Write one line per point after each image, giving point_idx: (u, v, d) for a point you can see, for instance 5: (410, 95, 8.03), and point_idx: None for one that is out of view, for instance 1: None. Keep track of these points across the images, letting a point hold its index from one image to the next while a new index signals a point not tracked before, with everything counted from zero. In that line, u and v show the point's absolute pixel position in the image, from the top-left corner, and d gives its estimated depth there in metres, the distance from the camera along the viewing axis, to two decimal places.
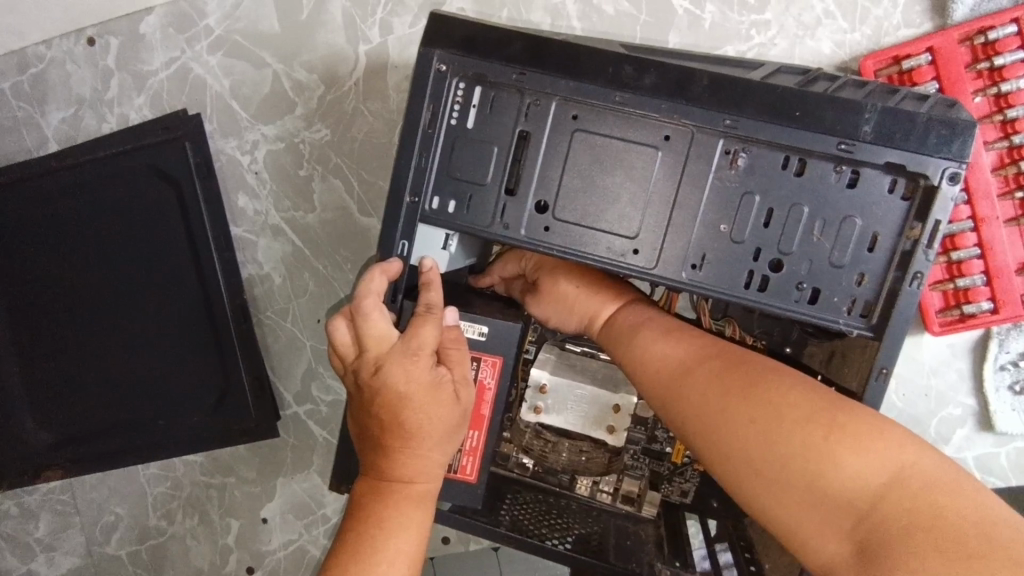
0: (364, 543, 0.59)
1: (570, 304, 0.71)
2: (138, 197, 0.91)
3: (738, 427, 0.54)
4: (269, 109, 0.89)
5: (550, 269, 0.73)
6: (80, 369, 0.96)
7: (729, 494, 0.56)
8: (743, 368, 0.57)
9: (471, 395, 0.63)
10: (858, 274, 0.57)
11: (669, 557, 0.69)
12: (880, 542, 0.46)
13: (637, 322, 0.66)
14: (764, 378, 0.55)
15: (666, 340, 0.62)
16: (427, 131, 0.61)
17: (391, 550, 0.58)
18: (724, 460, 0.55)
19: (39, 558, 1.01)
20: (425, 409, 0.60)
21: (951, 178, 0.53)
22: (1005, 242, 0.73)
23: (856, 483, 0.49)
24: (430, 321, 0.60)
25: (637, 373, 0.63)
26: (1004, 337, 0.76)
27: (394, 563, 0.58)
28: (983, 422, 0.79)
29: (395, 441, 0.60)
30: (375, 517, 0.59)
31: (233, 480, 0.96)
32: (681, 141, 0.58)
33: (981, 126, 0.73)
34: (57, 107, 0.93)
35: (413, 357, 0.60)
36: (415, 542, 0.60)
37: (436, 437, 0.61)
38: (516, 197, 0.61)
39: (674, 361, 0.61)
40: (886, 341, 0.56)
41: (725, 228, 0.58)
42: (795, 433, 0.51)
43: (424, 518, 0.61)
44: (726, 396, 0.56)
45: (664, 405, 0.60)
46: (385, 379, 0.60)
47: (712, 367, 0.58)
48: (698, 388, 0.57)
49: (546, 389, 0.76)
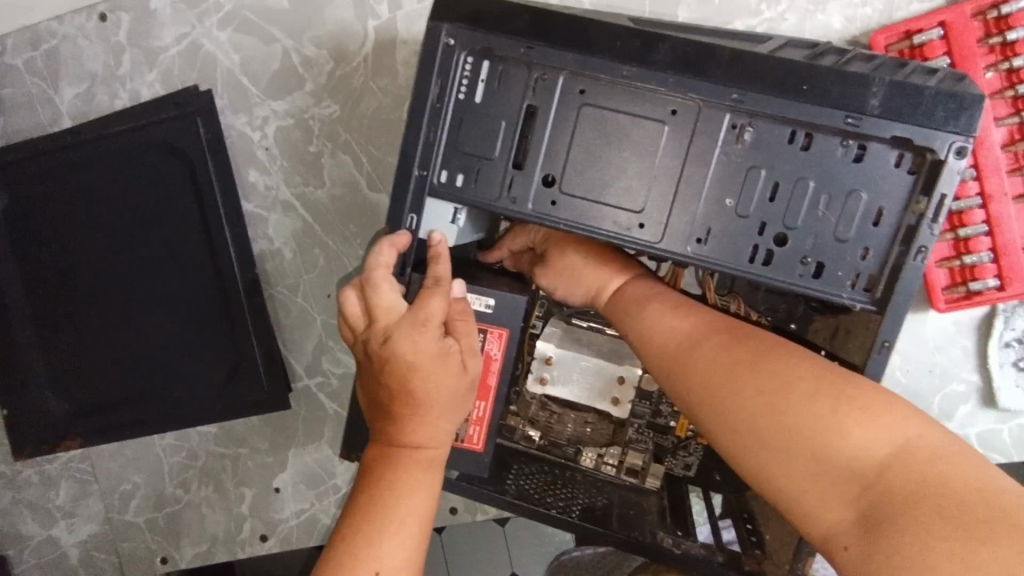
0: (375, 504, 0.60)
1: (574, 277, 0.72)
2: (152, 172, 0.92)
3: (745, 398, 0.55)
4: (279, 85, 0.90)
5: (557, 240, 0.74)
6: (97, 341, 0.98)
7: (732, 464, 0.56)
8: (750, 341, 0.58)
9: (478, 364, 0.65)
10: (862, 248, 0.57)
11: (670, 527, 0.73)
12: (884, 509, 0.48)
13: (642, 296, 0.66)
14: (770, 351, 0.56)
15: (672, 313, 0.63)
16: (435, 105, 0.61)
17: (403, 514, 0.60)
18: (729, 430, 0.55)
19: (60, 525, 1.03)
20: (433, 378, 0.61)
21: (957, 152, 0.53)
22: (1013, 219, 0.73)
23: (863, 452, 0.50)
24: (438, 293, 0.61)
25: (641, 345, 0.63)
26: (1010, 315, 0.76)
27: (405, 522, 0.60)
28: (987, 398, 0.78)
29: (404, 407, 0.62)
30: (386, 482, 0.61)
31: (247, 450, 0.99)
32: (687, 116, 0.58)
33: (992, 102, 0.73)
34: (70, 84, 0.94)
35: (421, 327, 0.61)
36: (426, 503, 0.62)
37: (445, 404, 0.62)
38: (523, 171, 0.61)
39: (680, 333, 0.61)
40: (889, 315, 0.57)
41: (730, 202, 0.59)
42: (803, 404, 0.52)
43: (434, 485, 0.63)
44: (733, 367, 0.56)
45: (669, 376, 0.60)
46: (395, 347, 0.61)
47: (721, 340, 0.59)
48: (707, 359, 0.58)
49: (551, 361, 0.77)
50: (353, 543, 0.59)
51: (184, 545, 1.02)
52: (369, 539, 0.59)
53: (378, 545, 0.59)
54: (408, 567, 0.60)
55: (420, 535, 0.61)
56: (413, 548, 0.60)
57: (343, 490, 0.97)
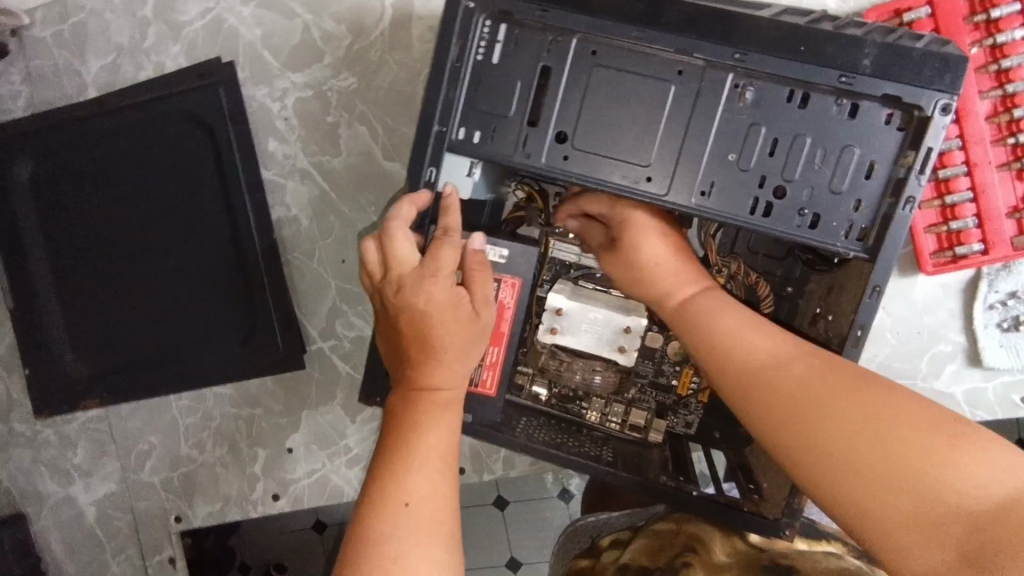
0: (399, 442, 0.64)
1: (648, 275, 0.72)
2: (175, 140, 0.96)
3: (840, 419, 0.54)
4: (299, 57, 0.93)
5: (637, 229, 0.71)
6: (117, 304, 1.01)
7: (818, 495, 0.54)
8: (846, 368, 0.57)
9: (491, 316, 0.68)
10: (855, 200, 0.61)
11: (673, 473, 0.77)
12: (996, 552, 0.44)
13: (721, 312, 0.66)
14: (870, 379, 0.56)
15: (760, 334, 0.63)
16: (455, 65, 0.65)
17: (427, 451, 0.64)
18: (817, 454, 0.54)
19: (77, 484, 1.07)
20: (444, 326, 0.65)
21: (943, 109, 0.57)
22: (996, 186, 0.77)
23: (977, 491, 0.47)
24: (448, 245, 0.66)
25: (723, 360, 0.63)
26: (994, 277, 0.80)
27: (428, 461, 0.64)
28: (972, 358, 0.82)
29: (420, 352, 0.65)
30: (408, 422, 0.65)
31: (261, 412, 1.02)
32: (693, 76, 0.62)
33: (977, 76, 0.77)
34: (96, 55, 0.98)
35: (432, 277, 0.65)
36: (447, 445, 0.65)
37: (458, 350, 0.66)
38: (537, 128, 0.66)
39: (765, 353, 0.61)
40: (880, 262, 0.61)
41: (732, 157, 0.63)
42: (911, 432, 0.51)
43: (453, 424, 0.66)
44: (830, 389, 0.56)
45: (753, 391, 0.60)
46: (414, 299, 0.65)
47: (816, 363, 0.58)
48: (795, 380, 0.58)
49: (562, 312, 0.81)
50: (382, 478, 0.63)
51: (198, 504, 1.04)
52: (396, 474, 0.63)
53: (405, 480, 0.62)
54: (434, 500, 0.62)
55: (445, 473, 0.64)
56: (439, 483, 0.63)
57: (354, 450, 1.00)
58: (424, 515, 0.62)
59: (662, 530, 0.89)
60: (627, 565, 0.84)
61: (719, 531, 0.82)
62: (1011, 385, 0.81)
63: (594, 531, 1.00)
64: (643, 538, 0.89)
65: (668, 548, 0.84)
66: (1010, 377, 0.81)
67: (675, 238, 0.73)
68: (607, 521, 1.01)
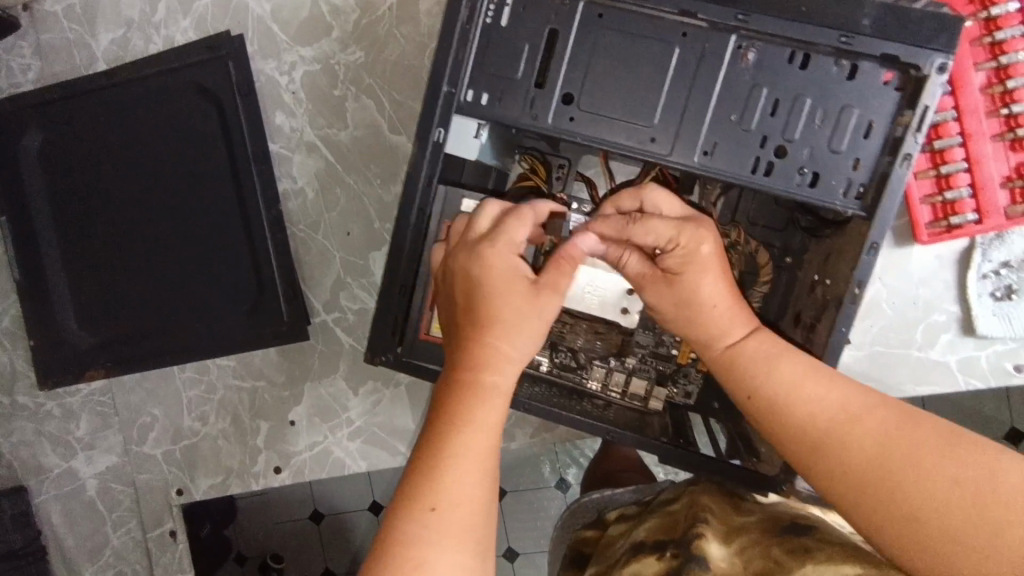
0: (443, 439, 0.59)
1: (701, 313, 0.67)
2: (185, 113, 0.98)
3: (925, 478, 0.54)
4: (308, 31, 0.95)
5: (694, 263, 0.67)
6: (125, 275, 1.03)
7: (901, 553, 0.54)
8: (923, 422, 0.57)
9: (556, 307, 0.65)
10: (854, 159, 0.63)
11: (673, 436, 0.78)
12: None
13: (778, 356, 0.64)
14: (949, 435, 0.56)
15: (822, 379, 0.61)
16: (465, 27, 0.66)
17: (464, 448, 0.58)
18: (902, 513, 0.54)
19: (79, 456, 1.08)
20: (501, 297, 0.63)
21: (939, 69, 0.59)
22: (989, 156, 0.80)
23: None
24: (519, 219, 0.65)
25: (787, 414, 0.62)
26: (987, 247, 0.82)
27: (464, 459, 0.58)
28: (966, 327, 0.83)
29: (474, 326, 0.63)
30: (449, 414, 0.60)
31: (264, 384, 1.02)
32: (697, 38, 0.64)
33: (972, 48, 0.79)
34: (107, 29, 0.99)
35: (495, 245, 0.64)
36: (490, 441, 0.60)
37: (518, 342, 0.63)
38: (544, 90, 0.67)
39: (835, 405, 0.60)
40: (878, 219, 0.62)
41: (735, 118, 0.65)
42: (1003, 494, 0.51)
43: (494, 418, 0.60)
44: (911, 446, 0.56)
45: (822, 449, 0.59)
46: (478, 267, 0.64)
47: (889, 417, 0.58)
48: (871, 437, 0.58)
49: None
50: (416, 476, 0.58)
51: (199, 477, 1.04)
52: (434, 474, 0.57)
53: (440, 480, 0.57)
54: (465, 504, 0.57)
55: (480, 475, 0.58)
56: (474, 485, 0.58)
57: (356, 423, 1.00)
58: (454, 519, 0.56)
59: (673, 508, 0.87)
60: (643, 542, 0.81)
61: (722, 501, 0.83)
62: (1003, 354, 0.83)
63: (603, 504, 1.05)
64: (654, 515, 0.88)
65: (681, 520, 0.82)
66: (1003, 345, 0.83)
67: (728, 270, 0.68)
68: (614, 498, 1.05)
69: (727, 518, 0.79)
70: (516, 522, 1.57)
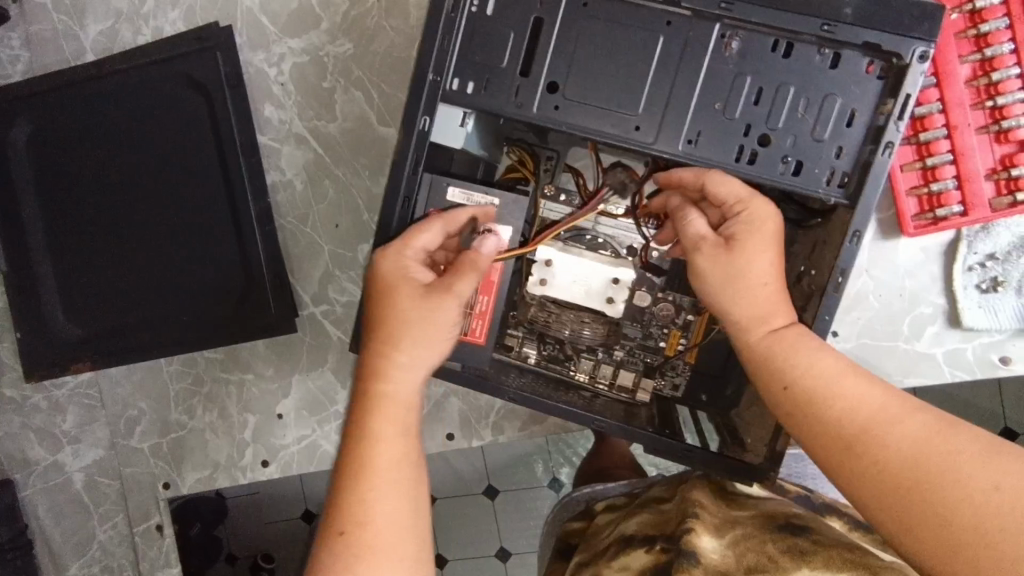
0: (365, 459, 0.66)
1: (747, 287, 0.63)
2: (173, 105, 0.98)
3: (965, 482, 0.49)
4: (297, 23, 0.95)
5: (762, 236, 0.63)
6: (113, 267, 1.02)
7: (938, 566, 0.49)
8: (962, 431, 0.52)
9: (452, 311, 0.68)
10: (836, 147, 0.63)
11: (659, 426, 0.78)
12: None
13: (818, 348, 0.60)
14: (990, 444, 0.51)
15: (861, 380, 0.58)
16: (449, 15, 0.66)
17: (378, 459, 0.66)
18: (936, 519, 0.49)
19: (65, 450, 1.09)
20: (399, 304, 0.68)
21: (921, 57, 0.60)
22: (975, 148, 0.80)
23: None
24: (433, 223, 0.67)
25: (820, 408, 0.58)
26: (973, 239, 0.82)
27: (378, 470, 0.66)
28: (952, 319, 0.83)
29: (380, 335, 0.69)
30: (363, 428, 0.67)
31: (252, 377, 1.01)
32: (681, 27, 0.64)
33: (957, 41, 0.79)
34: (96, 21, 0.99)
35: (404, 250, 0.67)
36: (401, 449, 0.68)
37: (415, 349, 0.68)
38: (529, 78, 0.67)
39: (871, 404, 0.56)
40: (861, 207, 0.62)
41: (719, 106, 0.65)
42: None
43: (401, 426, 0.68)
44: (948, 452, 0.51)
45: (855, 447, 0.55)
46: (376, 270, 0.68)
47: (928, 421, 0.54)
48: (908, 437, 0.53)
49: (551, 264, 0.82)
50: (338, 490, 0.66)
51: (186, 470, 1.03)
52: (352, 488, 0.65)
53: (357, 493, 0.65)
54: (382, 512, 0.65)
55: (395, 484, 0.66)
56: (389, 494, 0.66)
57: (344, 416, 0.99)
58: (373, 526, 0.64)
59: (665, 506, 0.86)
60: (632, 535, 0.81)
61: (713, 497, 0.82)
62: (989, 346, 0.83)
63: (592, 497, 1.05)
64: (644, 513, 0.86)
65: (673, 516, 0.81)
66: (989, 337, 0.83)
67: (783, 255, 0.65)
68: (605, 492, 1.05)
69: (719, 512, 0.79)
70: (508, 520, 1.56)
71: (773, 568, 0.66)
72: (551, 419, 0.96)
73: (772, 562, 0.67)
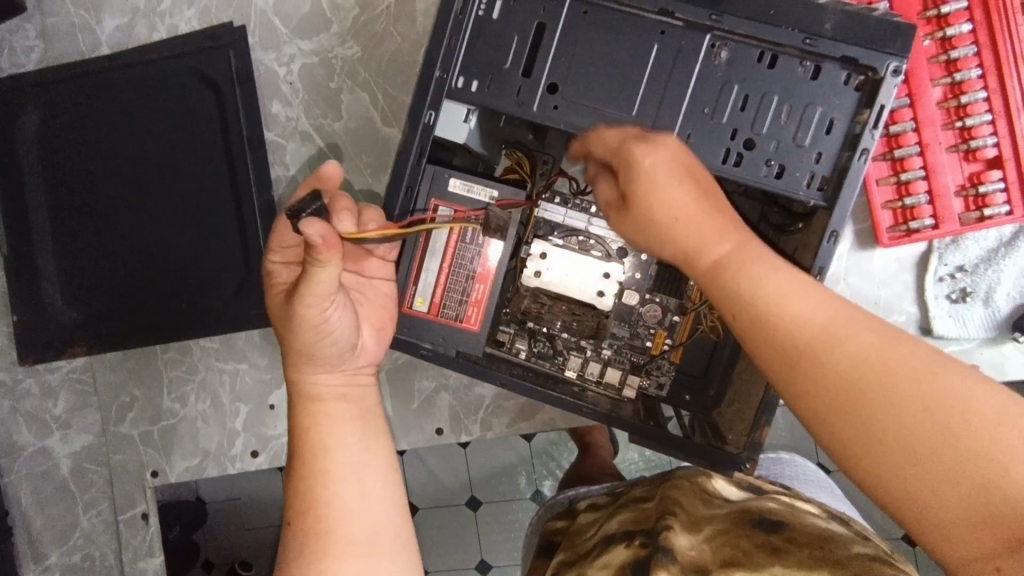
0: (307, 458, 0.70)
1: (667, 232, 0.62)
2: (184, 98, 1.01)
3: (897, 403, 0.46)
4: (308, 25, 0.99)
5: (648, 179, 0.62)
6: (114, 254, 1.04)
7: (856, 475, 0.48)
8: (904, 345, 0.49)
9: (306, 302, 0.66)
10: (816, 153, 0.68)
11: (645, 417, 0.80)
12: None
13: (761, 270, 0.56)
14: (930, 360, 0.48)
15: (805, 294, 0.54)
16: (458, 17, 0.70)
17: (314, 451, 0.70)
18: (864, 437, 0.47)
19: (54, 435, 1.10)
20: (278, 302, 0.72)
21: (894, 71, 0.64)
22: (945, 165, 0.85)
23: None
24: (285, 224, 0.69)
25: (763, 327, 0.54)
26: (943, 251, 0.87)
27: (315, 461, 0.70)
28: (924, 328, 0.88)
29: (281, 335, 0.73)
30: (299, 426, 0.72)
31: (245, 366, 1.02)
32: (675, 35, 0.69)
33: (929, 65, 0.85)
34: (112, 15, 1.02)
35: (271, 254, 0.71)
36: (335, 438, 0.71)
37: (299, 352, 0.71)
38: (530, 79, 0.71)
39: (808, 321, 0.52)
40: (838, 208, 0.67)
41: (707, 110, 0.69)
42: (968, 423, 0.44)
43: (323, 417, 0.72)
44: (887, 368, 0.48)
45: (796, 365, 0.52)
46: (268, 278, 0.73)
47: (871, 338, 0.50)
48: (850, 357, 0.49)
49: (546, 257, 0.87)
50: (289, 485, 0.70)
51: (175, 458, 1.04)
52: (300, 481, 0.69)
53: (300, 486, 0.69)
54: (325, 498, 0.68)
55: (334, 471, 0.69)
56: (329, 480, 0.69)
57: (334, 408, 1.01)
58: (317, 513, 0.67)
59: (647, 505, 0.87)
60: (613, 534, 0.82)
61: (697, 496, 0.84)
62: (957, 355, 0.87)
63: (575, 497, 1.07)
64: (628, 512, 0.88)
65: (654, 514, 0.83)
66: (957, 346, 0.87)
67: (703, 187, 0.62)
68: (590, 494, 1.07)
69: (697, 511, 0.81)
70: (489, 531, 1.57)
71: (746, 562, 0.67)
72: (538, 416, 0.99)
73: (745, 556, 0.68)
